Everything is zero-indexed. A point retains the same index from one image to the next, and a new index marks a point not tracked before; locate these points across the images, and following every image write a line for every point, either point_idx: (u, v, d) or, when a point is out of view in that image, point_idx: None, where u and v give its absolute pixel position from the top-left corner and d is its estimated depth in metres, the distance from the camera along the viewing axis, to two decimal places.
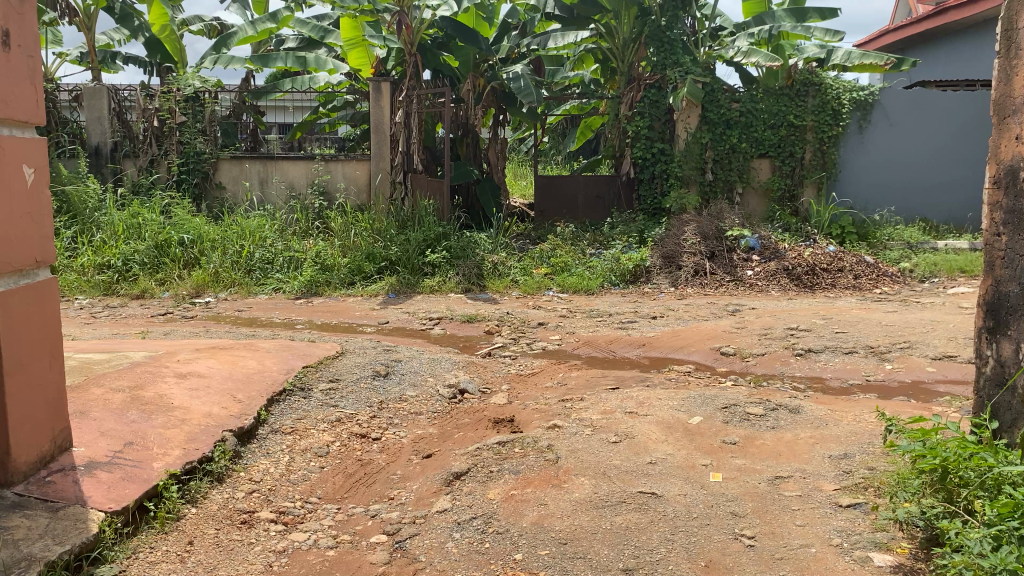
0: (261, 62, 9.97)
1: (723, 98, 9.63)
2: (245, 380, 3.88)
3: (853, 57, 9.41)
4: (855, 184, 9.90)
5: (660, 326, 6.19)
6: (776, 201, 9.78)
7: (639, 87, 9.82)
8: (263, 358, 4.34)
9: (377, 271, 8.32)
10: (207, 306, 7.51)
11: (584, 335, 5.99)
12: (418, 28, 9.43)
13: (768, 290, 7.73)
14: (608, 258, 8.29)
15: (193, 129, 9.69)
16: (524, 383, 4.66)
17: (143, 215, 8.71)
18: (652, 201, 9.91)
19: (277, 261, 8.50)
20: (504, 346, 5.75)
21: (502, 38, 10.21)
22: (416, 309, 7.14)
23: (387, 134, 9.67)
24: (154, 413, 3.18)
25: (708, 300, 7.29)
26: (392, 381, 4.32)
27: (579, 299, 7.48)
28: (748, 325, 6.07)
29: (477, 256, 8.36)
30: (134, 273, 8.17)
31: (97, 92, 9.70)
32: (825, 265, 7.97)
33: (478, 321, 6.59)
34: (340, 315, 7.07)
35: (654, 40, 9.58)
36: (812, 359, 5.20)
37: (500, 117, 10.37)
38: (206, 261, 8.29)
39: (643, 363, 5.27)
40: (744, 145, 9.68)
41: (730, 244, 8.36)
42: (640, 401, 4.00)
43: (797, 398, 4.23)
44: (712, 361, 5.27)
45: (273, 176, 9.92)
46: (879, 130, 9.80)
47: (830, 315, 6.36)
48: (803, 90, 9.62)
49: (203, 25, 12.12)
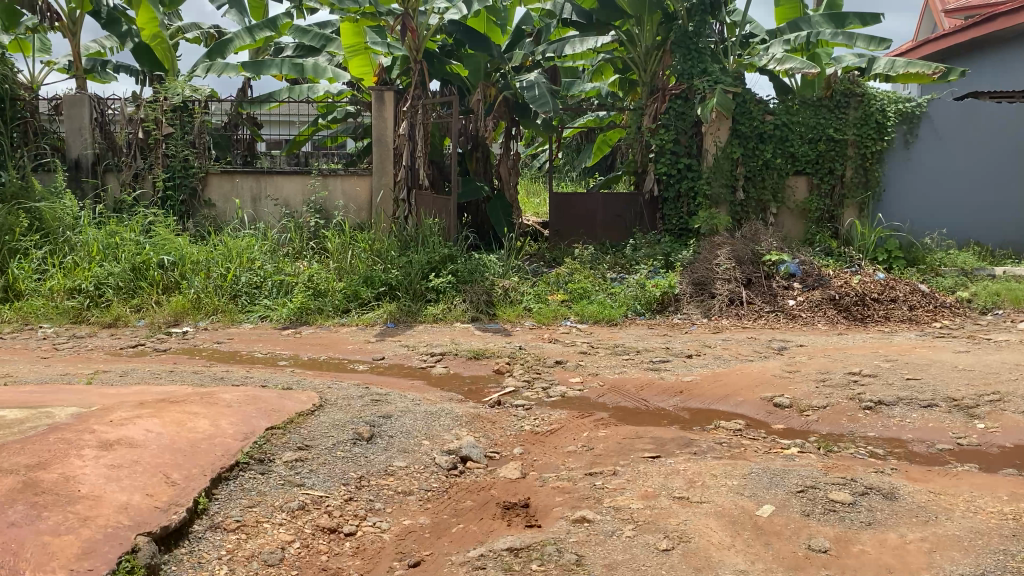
0: (253, 68, 9.25)
1: (756, 109, 8.81)
2: (187, 450, 3.04)
3: (897, 65, 8.64)
4: (902, 205, 9.04)
5: (697, 368, 5.34)
6: (814, 222, 8.96)
7: (664, 98, 8.90)
8: (220, 417, 3.52)
9: (375, 297, 7.51)
10: (184, 337, 6.72)
11: (610, 378, 5.15)
12: (424, 34, 8.61)
13: (815, 323, 6.87)
14: (632, 285, 7.47)
15: (180, 142, 8.95)
16: (540, 445, 3.83)
17: (121, 235, 7.95)
18: (678, 222, 9.06)
19: (266, 285, 7.71)
20: (517, 393, 4.91)
21: (515, 45, 9.37)
22: (417, 343, 6.32)
23: (389, 146, 8.90)
24: (48, 509, 2.37)
25: (746, 335, 6.43)
26: (376, 448, 3.47)
27: (601, 331, 6.66)
28: (800, 367, 5.21)
29: (487, 280, 7.56)
30: (107, 298, 7.40)
31: (78, 101, 8.94)
32: (876, 294, 7.10)
33: (486, 358, 5.75)
34: (331, 349, 6.24)
35: (681, 47, 8.78)
36: (885, 414, 4.34)
37: (512, 131, 9.51)
38: (187, 286, 7.52)
39: (682, 418, 4.41)
40: (779, 160, 8.83)
41: (767, 269, 7.51)
42: (688, 480, 3.17)
43: (884, 472, 3.37)
44: (765, 416, 4.41)
45: (265, 192, 9.19)
46: (927, 145, 8.93)
47: (894, 355, 5.48)
48: (844, 101, 8.76)
49: (199, 32, 11.42)
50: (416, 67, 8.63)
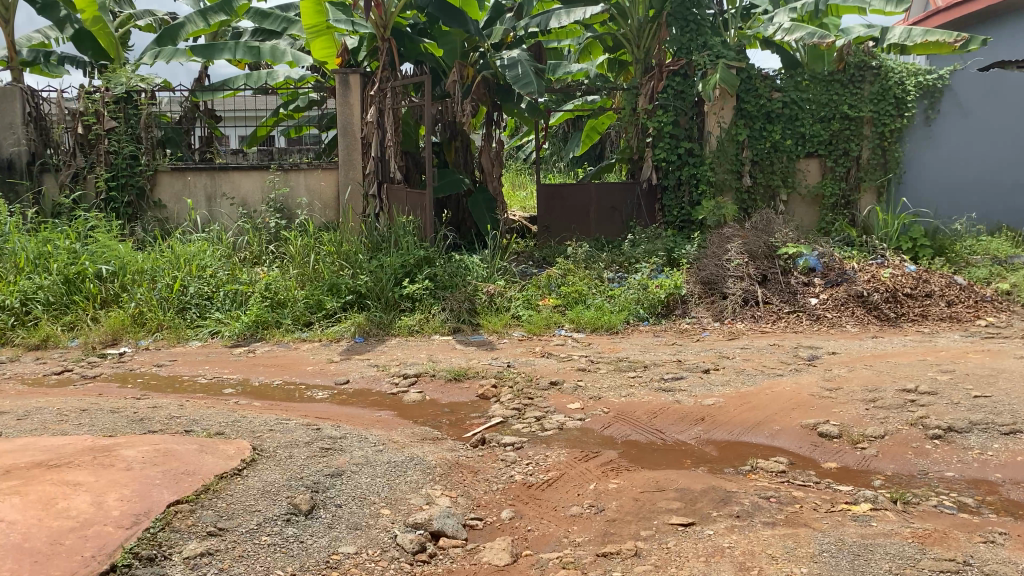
0: (205, 53, 8.35)
1: (761, 86, 7.95)
2: (42, 554, 2.17)
3: (913, 34, 7.91)
4: (926, 187, 8.22)
5: (719, 386, 4.48)
6: (829, 209, 8.16)
7: (661, 75, 8.06)
8: (107, 491, 2.61)
9: (341, 307, 6.63)
10: (119, 360, 5.81)
11: (616, 403, 4.28)
12: (391, 10, 7.72)
13: (843, 325, 6.05)
14: (634, 285, 6.61)
15: (125, 137, 8.02)
16: (534, 506, 2.97)
17: (54, 243, 7.00)
18: (680, 213, 8.22)
19: (218, 296, 6.79)
20: (505, 426, 4.03)
21: (495, 21, 8.53)
22: (388, 361, 5.45)
23: (357, 137, 8.08)
24: None
25: (768, 341, 5.60)
26: (317, 528, 2.60)
27: (601, 341, 5.82)
28: (843, 383, 4.37)
29: (469, 285, 6.69)
30: (35, 316, 6.45)
31: (9, 93, 8.04)
32: (909, 289, 6.28)
33: (468, 380, 4.88)
34: (288, 372, 5.37)
35: (678, 19, 7.94)
36: (961, 446, 3.50)
37: (494, 116, 8.63)
38: (128, 299, 6.60)
39: (710, 457, 3.55)
40: (788, 142, 8.04)
41: (784, 265, 6.66)
42: (740, 568, 2.32)
43: (997, 544, 2.51)
44: (811, 452, 3.57)
45: (221, 190, 8.29)
46: (950, 121, 8.09)
47: (949, 364, 4.64)
48: (858, 76, 7.91)
49: (152, 20, 10.48)
50: (384, 47, 7.78)
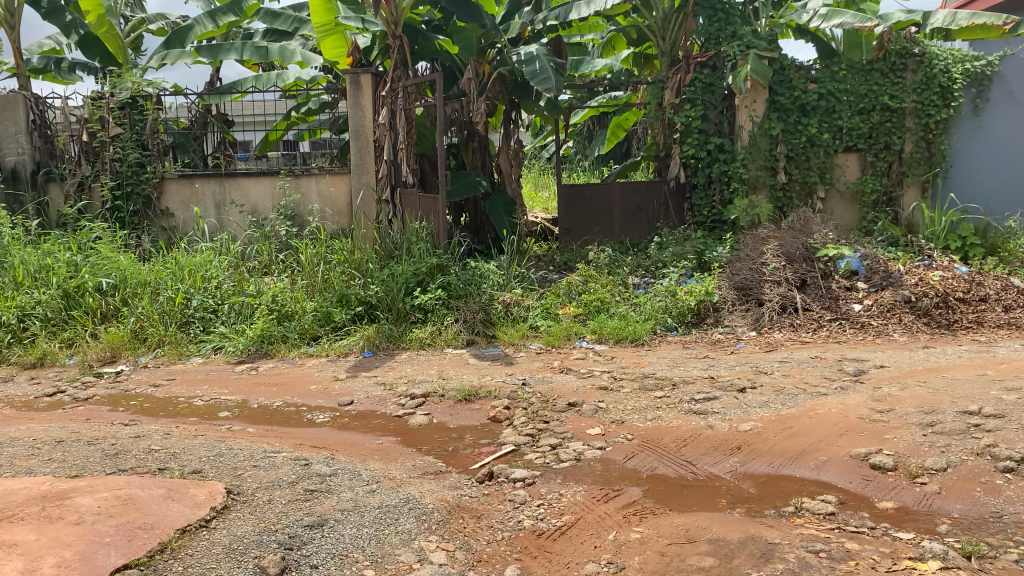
0: (210, 53, 8.03)
1: (796, 77, 7.48)
2: None
3: (958, 17, 7.39)
4: (976, 182, 7.66)
5: (756, 408, 4.04)
6: (869, 206, 7.66)
7: (689, 67, 7.58)
8: (45, 554, 2.25)
9: (351, 319, 6.27)
10: (115, 380, 5.50)
11: (642, 428, 3.87)
12: (402, 5, 7.29)
13: (890, 334, 5.57)
14: (661, 291, 6.17)
15: (130, 143, 7.71)
16: (544, 562, 2.57)
17: (54, 254, 6.72)
18: (710, 212, 7.78)
19: (223, 309, 6.46)
20: (517, 457, 3.63)
21: (513, 15, 8.06)
22: (397, 378, 5.08)
23: (369, 138, 7.70)
24: None
25: (809, 354, 5.13)
26: None
27: (625, 355, 5.41)
28: (896, 404, 3.90)
29: (484, 293, 6.30)
30: (33, 333, 6.18)
31: (12, 101, 7.75)
32: (961, 293, 5.78)
33: (480, 401, 4.49)
34: (290, 392, 5.01)
35: (706, 7, 7.51)
36: None
37: (512, 115, 8.23)
38: (128, 313, 6.30)
39: (747, 495, 3.12)
40: (825, 136, 7.55)
41: (824, 267, 6.19)
42: None
43: None
44: (864, 488, 3.13)
45: (229, 197, 7.97)
46: (1001, 110, 7.47)
47: (1014, 381, 4.15)
48: (900, 64, 7.39)
49: (165, 23, 10.25)
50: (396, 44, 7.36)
